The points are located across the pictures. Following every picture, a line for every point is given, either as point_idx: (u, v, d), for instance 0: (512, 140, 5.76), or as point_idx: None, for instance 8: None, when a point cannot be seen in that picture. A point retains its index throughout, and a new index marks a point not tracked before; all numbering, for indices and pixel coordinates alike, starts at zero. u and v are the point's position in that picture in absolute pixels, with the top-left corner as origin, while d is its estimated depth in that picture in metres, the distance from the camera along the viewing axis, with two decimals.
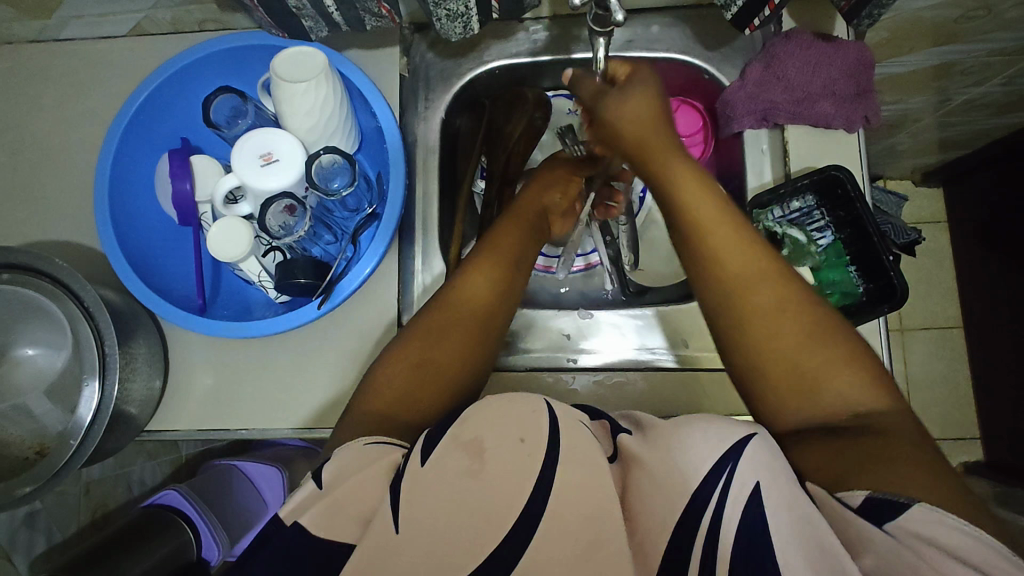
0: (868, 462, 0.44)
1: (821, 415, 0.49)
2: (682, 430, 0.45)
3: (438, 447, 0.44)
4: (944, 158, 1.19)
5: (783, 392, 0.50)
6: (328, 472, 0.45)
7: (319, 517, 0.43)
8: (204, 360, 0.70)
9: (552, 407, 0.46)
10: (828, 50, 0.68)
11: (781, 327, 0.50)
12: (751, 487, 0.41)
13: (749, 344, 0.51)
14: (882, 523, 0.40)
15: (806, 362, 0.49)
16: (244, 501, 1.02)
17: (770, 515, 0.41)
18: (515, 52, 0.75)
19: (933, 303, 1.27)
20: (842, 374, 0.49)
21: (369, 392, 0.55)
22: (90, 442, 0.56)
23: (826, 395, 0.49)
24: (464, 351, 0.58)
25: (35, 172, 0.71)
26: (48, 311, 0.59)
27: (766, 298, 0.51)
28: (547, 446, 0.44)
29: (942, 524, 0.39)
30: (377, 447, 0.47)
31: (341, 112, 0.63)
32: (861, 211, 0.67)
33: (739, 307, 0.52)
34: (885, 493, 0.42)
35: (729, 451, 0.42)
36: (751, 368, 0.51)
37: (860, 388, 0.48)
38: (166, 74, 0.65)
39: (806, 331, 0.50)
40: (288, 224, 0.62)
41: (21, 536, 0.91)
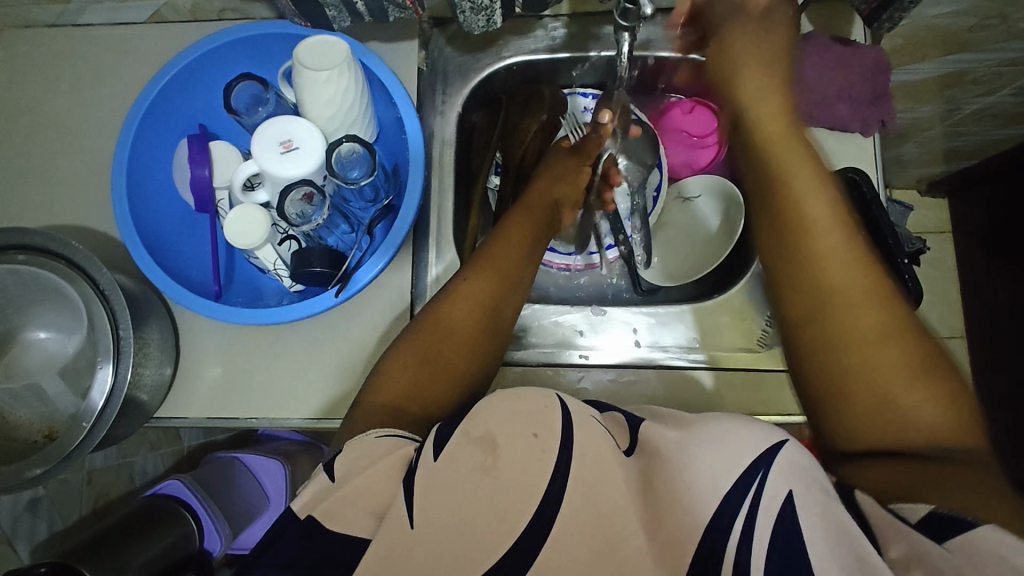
0: (935, 484, 0.41)
1: (892, 438, 0.46)
2: (710, 429, 0.44)
3: (449, 441, 0.44)
4: (950, 168, 1.20)
5: (857, 409, 0.47)
6: (340, 465, 0.45)
7: (330, 509, 0.43)
8: (216, 348, 0.70)
9: (565, 402, 0.46)
10: (846, 53, 0.69)
11: (860, 333, 0.48)
12: (784, 496, 0.40)
13: (823, 343, 0.49)
14: (943, 540, 0.37)
15: (885, 374, 0.46)
16: (245, 493, 1.02)
17: (803, 522, 0.39)
18: (534, 48, 0.75)
19: (936, 313, 1.27)
20: (922, 396, 0.46)
21: (378, 383, 0.55)
22: (103, 425, 0.55)
23: (901, 411, 0.46)
24: (470, 341, 0.58)
25: (50, 155, 0.71)
26: (62, 293, 0.59)
27: (855, 295, 0.48)
28: (560, 442, 0.44)
29: (1000, 540, 0.36)
30: (387, 440, 0.47)
31: (362, 102, 0.63)
32: (876, 214, 0.66)
33: (821, 300, 0.49)
34: (952, 511, 0.38)
35: (761, 458, 0.41)
36: (825, 373, 0.49)
37: (937, 413, 0.45)
38: (188, 60, 0.65)
39: (890, 342, 0.47)
40: (305, 212, 0.62)
41: (23, 522, 0.90)
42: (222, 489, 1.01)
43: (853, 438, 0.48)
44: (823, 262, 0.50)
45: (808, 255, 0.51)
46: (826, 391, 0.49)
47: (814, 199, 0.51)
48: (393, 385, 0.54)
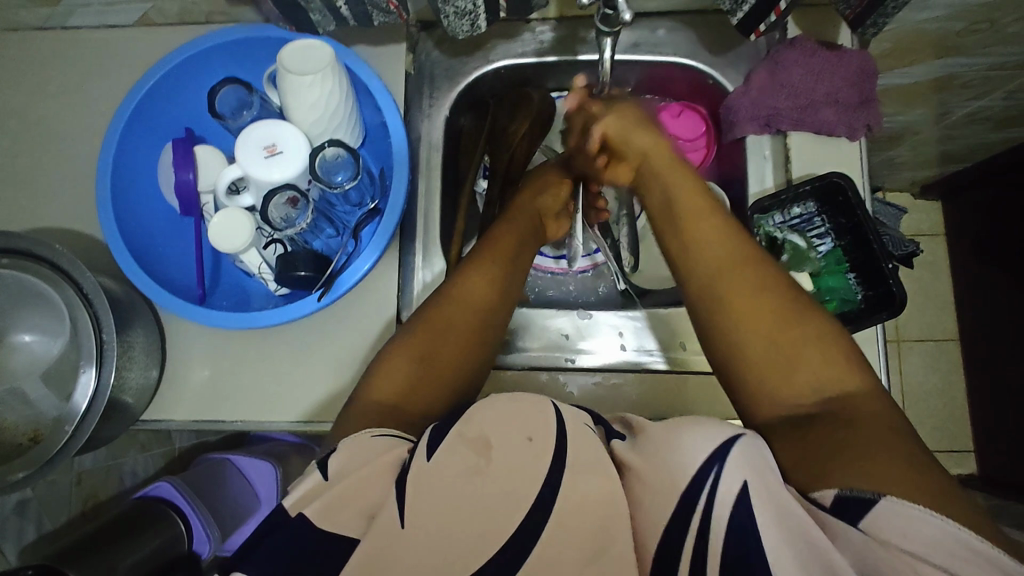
0: (840, 453, 0.44)
1: (800, 395, 0.49)
2: (680, 430, 0.45)
3: (444, 441, 0.44)
4: (943, 171, 1.20)
5: (760, 371, 0.51)
6: (335, 463, 0.44)
7: (323, 508, 0.42)
8: (203, 352, 0.70)
9: (559, 411, 0.47)
10: (831, 58, 0.69)
11: (757, 314, 0.52)
12: (739, 487, 0.41)
13: (724, 330, 0.53)
14: (856, 521, 0.40)
15: (786, 343, 0.50)
16: (235, 494, 1.01)
17: (758, 519, 0.40)
18: (521, 51, 0.75)
19: (929, 316, 1.27)
20: (819, 355, 0.49)
21: (370, 385, 0.55)
22: (86, 427, 0.55)
23: (799, 375, 0.49)
24: (436, 338, 0.57)
25: (36, 158, 0.71)
26: (46, 296, 0.59)
27: (750, 285, 0.53)
28: (556, 450, 0.44)
29: (910, 518, 0.38)
30: (383, 439, 0.46)
31: (346, 106, 0.63)
32: (862, 218, 0.67)
33: (713, 293, 0.54)
34: (854, 490, 0.41)
35: (715, 454, 0.42)
36: (731, 352, 0.52)
37: (836, 374, 0.49)
38: (173, 64, 0.65)
39: (781, 316, 0.51)
40: (290, 216, 0.62)
41: (11, 524, 0.90)
42: (213, 490, 1.00)
43: (770, 400, 0.50)
44: (717, 263, 0.55)
45: (702, 263, 0.56)
46: (731, 366, 0.52)
47: (701, 227, 0.57)
48: (387, 382, 0.55)
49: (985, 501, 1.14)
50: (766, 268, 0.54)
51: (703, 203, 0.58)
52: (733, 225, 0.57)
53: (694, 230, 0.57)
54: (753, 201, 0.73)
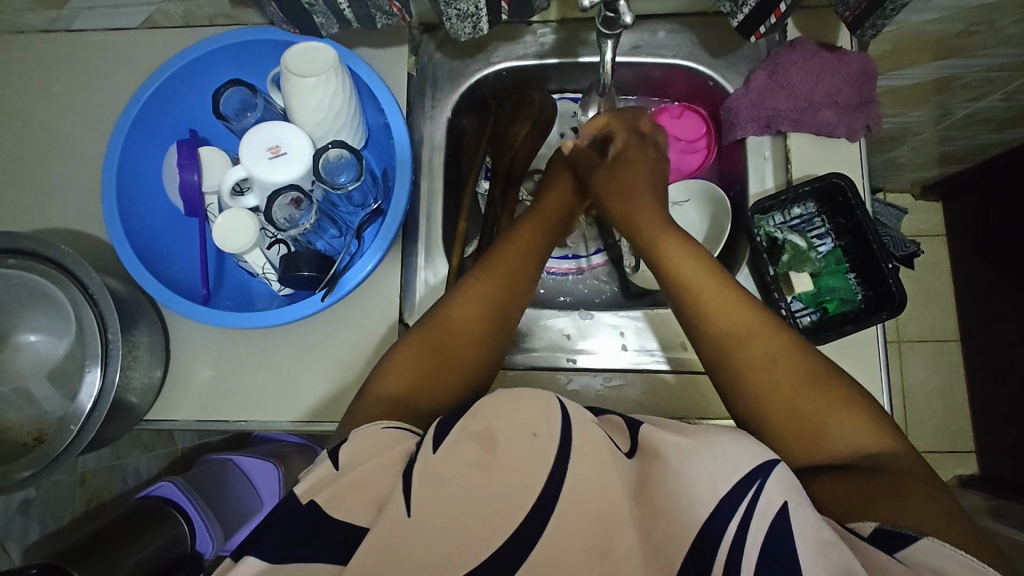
0: (879, 497, 0.45)
1: (830, 456, 0.49)
2: (715, 437, 0.44)
3: (449, 434, 0.44)
4: (943, 172, 1.21)
5: (788, 433, 0.51)
6: (346, 453, 0.45)
7: (335, 496, 0.43)
8: (206, 351, 0.71)
9: (565, 408, 0.46)
10: (830, 59, 0.69)
11: (782, 380, 0.52)
12: (779, 507, 0.41)
13: (750, 396, 0.52)
14: (894, 551, 0.41)
15: (816, 404, 0.50)
16: (240, 495, 1.03)
17: (796, 537, 0.40)
18: (523, 54, 0.76)
19: (930, 317, 1.27)
20: (849, 418, 0.50)
21: (385, 375, 0.56)
22: (91, 426, 0.56)
23: (831, 429, 0.49)
24: (441, 350, 0.57)
25: (41, 160, 0.72)
26: (51, 296, 0.59)
27: (771, 353, 0.53)
28: (558, 446, 0.44)
29: (951, 557, 0.40)
30: (393, 431, 0.47)
31: (349, 108, 0.64)
32: (861, 219, 0.68)
33: (733, 363, 0.54)
34: (897, 527, 0.42)
35: (760, 467, 0.42)
36: (758, 415, 0.52)
37: (868, 432, 0.49)
38: (178, 66, 0.65)
39: (806, 379, 0.51)
40: (293, 216, 0.63)
41: (15, 523, 0.89)
42: (218, 492, 1.01)
43: (799, 456, 0.50)
44: (734, 333, 0.55)
45: (718, 331, 0.56)
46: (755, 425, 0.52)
47: (704, 279, 0.58)
48: (393, 382, 0.55)
49: (986, 502, 1.14)
50: (788, 334, 0.54)
51: (702, 271, 0.59)
52: (741, 290, 0.58)
53: (702, 298, 0.57)
54: (753, 201, 0.73)
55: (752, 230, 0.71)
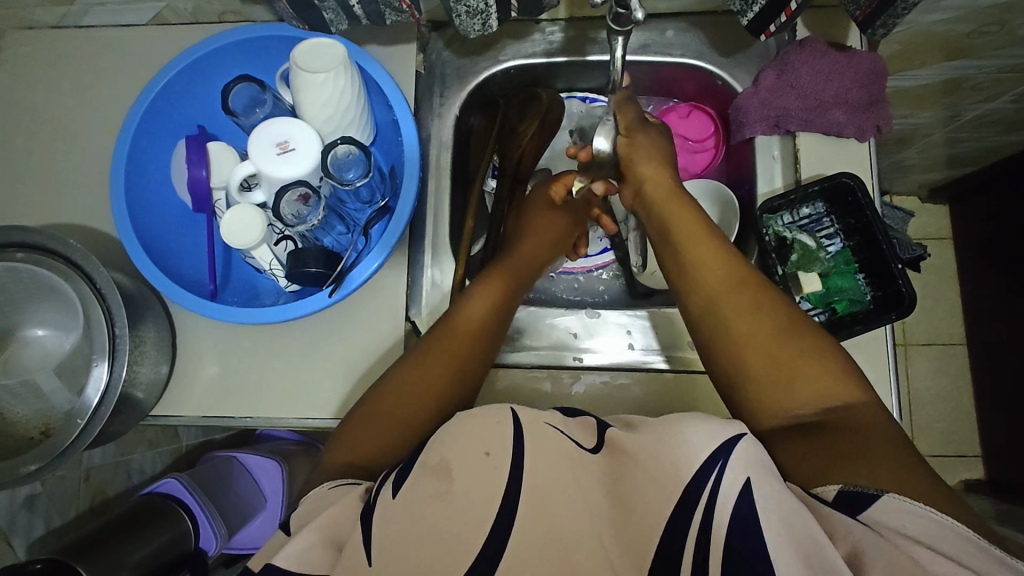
0: (846, 452, 0.48)
1: (799, 406, 0.52)
2: (672, 427, 0.46)
3: (408, 477, 0.46)
4: (951, 175, 1.20)
5: (763, 386, 0.53)
6: (295, 520, 0.49)
7: (290, 552, 0.44)
8: (212, 347, 0.71)
9: (517, 416, 0.48)
10: (841, 59, 0.69)
11: (757, 330, 0.54)
12: (742, 482, 0.43)
13: (725, 345, 0.55)
14: (856, 514, 0.44)
15: (786, 355, 0.53)
16: (242, 492, 1.03)
17: (761, 516, 0.42)
18: (532, 52, 0.76)
19: (937, 320, 1.27)
20: (819, 371, 0.52)
21: (396, 384, 0.59)
22: (97, 422, 0.56)
23: (801, 390, 0.52)
24: (443, 375, 0.60)
25: (50, 154, 0.72)
26: (60, 292, 0.59)
27: (748, 303, 0.56)
28: (511, 456, 0.46)
29: (908, 512, 0.42)
30: (341, 487, 0.50)
31: (358, 104, 0.64)
32: (870, 218, 0.67)
33: (715, 313, 0.56)
34: (856, 486, 0.45)
35: (718, 451, 0.44)
36: (735, 372, 0.54)
37: (831, 382, 0.51)
38: (188, 61, 0.65)
39: (781, 327, 0.54)
40: (301, 213, 0.63)
41: (21, 518, 0.88)
42: (220, 488, 1.01)
43: (767, 416, 0.53)
44: (719, 286, 0.57)
45: (700, 282, 0.59)
46: (732, 380, 0.55)
47: (699, 242, 0.60)
48: (399, 412, 0.58)
49: (993, 506, 1.14)
50: (766, 287, 0.57)
51: (697, 229, 0.61)
52: (728, 247, 0.60)
53: (694, 256, 0.60)
54: (761, 201, 0.73)
55: (762, 229, 0.70)
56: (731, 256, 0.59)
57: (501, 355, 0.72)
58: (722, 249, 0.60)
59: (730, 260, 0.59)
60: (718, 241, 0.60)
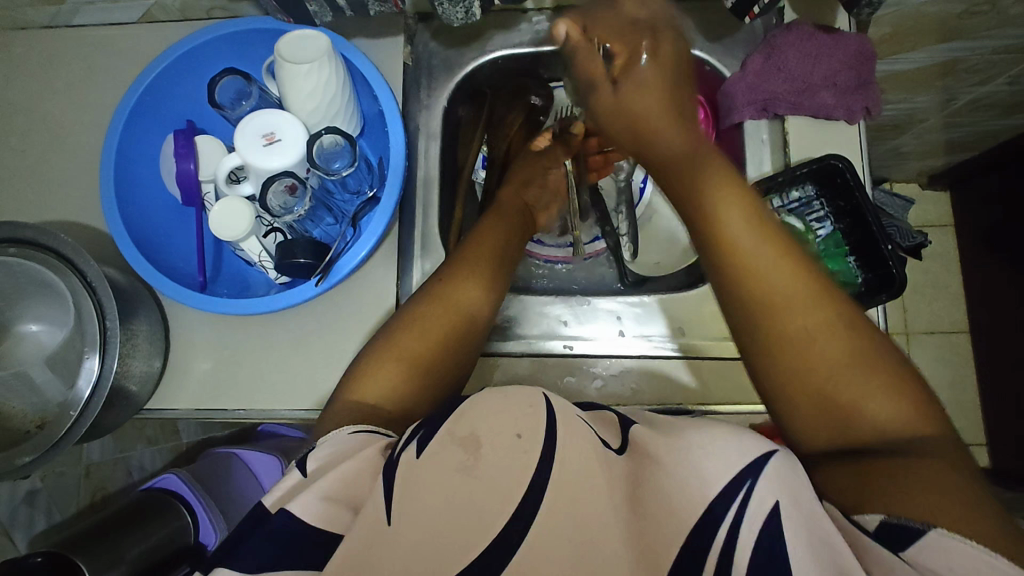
0: (900, 480, 0.42)
1: (859, 444, 0.46)
2: (701, 436, 0.45)
3: (434, 439, 0.46)
4: (950, 160, 1.19)
5: (813, 421, 0.48)
6: (313, 463, 0.48)
7: (303, 505, 0.44)
8: (206, 343, 0.71)
9: (550, 403, 0.47)
10: (827, 42, 0.68)
11: (792, 314, 0.49)
12: (770, 507, 0.41)
13: (778, 350, 0.49)
14: (899, 550, 0.39)
15: (838, 382, 0.47)
16: (241, 487, 0.97)
17: (788, 537, 0.40)
18: (518, 41, 0.76)
19: (939, 307, 1.26)
20: (881, 395, 0.46)
21: (410, 330, 0.59)
22: (89, 414, 0.56)
23: (861, 418, 0.46)
24: (435, 350, 0.58)
25: (41, 154, 0.72)
26: (52, 285, 0.60)
27: (814, 326, 0.48)
28: (542, 445, 0.45)
29: (961, 552, 0.37)
30: (362, 436, 0.50)
31: (343, 94, 0.64)
32: (861, 200, 0.67)
33: (767, 317, 0.49)
34: (900, 519, 0.40)
35: (750, 467, 0.42)
36: (773, 374, 0.49)
37: (901, 410, 0.45)
38: (174, 57, 0.66)
39: (845, 357, 0.47)
40: (288, 203, 0.63)
41: (21, 508, 1.01)
42: (218, 483, 0.97)
43: (816, 435, 0.48)
44: (777, 291, 0.49)
45: (753, 289, 0.50)
46: (778, 393, 0.49)
47: (718, 186, 0.54)
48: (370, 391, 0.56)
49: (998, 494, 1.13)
50: (794, 250, 0.51)
51: (754, 238, 0.51)
52: (782, 239, 0.51)
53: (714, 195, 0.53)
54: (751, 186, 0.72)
55: None
56: (756, 204, 0.53)
57: (495, 343, 0.72)
58: (744, 195, 0.53)
59: (755, 209, 0.53)
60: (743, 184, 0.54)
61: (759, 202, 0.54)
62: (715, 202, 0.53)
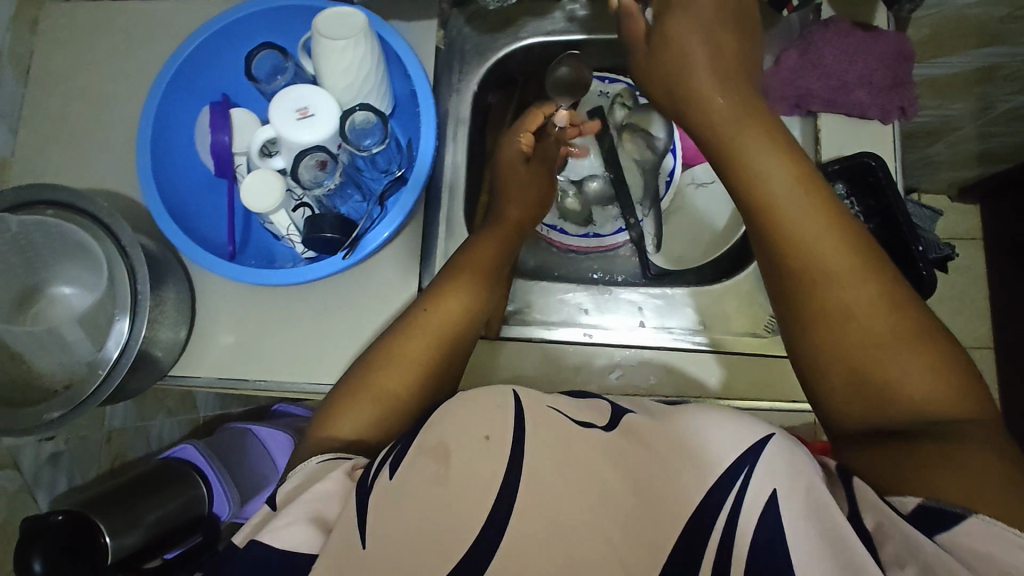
0: (935, 465, 0.42)
1: (888, 414, 0.46)
2: (697, 416, 0.45)
3: (404, 458, 0.46)
4: (981, 173, 1.17)
5: (843, 390, 0.48)
6: (281, 496, 0.49)
7: (272, 532, 0.45)
8: (230, 314, 0.72)
9: (520, 399, 0.46)
10: (866, 39, 0.68)
11: (841, 287, 0.49)
12: (768, 494, 0.41)
13: (819, 321, 0.49)
14: (935, 534, 0.39)
15: (873, 351, 0.47)
16: (256, 465, 1.00)
17: (787, 521, 0.41)
18: (552, 29, 0.76)
19: (962, 321, 1.24)
20: (917, 371, 0.46)
21: (386, 354, 0.59)
22: (117, 373, 0.58)
23: (899, 396, 0.46)
24: (416, 380, 0.59)
25: (80, 123, 0.74)
26: (87, 249, 0.61)
27: (861, 299, 0.48)
28: (512, 441, 0.45)
29: (1004, 540, 0.37)
30: (328, 463, 0.51)
31: (377, 73, 0.65)
32: (893, 200, 0.66)
33: (809, 287, 0.50)
34: (938, 502, 0.40)
35: (746, 454, 0.42)
36: (812, 346, 0.49)
37: (943, 390, 0.45)
38: (214, 29, 0.67)
39: (888, 330, 0.47)
40: (318, 177, 0.65)
41: (44, 473, 0.95)
42: (235, 456, 0.99)
43: (851, 414, 0.47)
44: (823, 262, 0.50)
45: (801, 260, 0.50)
46: (816, 366, 0.49)
47: (763, 152, 0.54)
48: (347, 422, 0.56)
49: None
50: (844, 221, 0.51)
51: (801, 205, 0.51)
52: (834, 211, 0.51)
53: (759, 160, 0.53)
54: None
55: None
56: (805, 173, 0.53)
57: (510, 330, 0.71)
58: (792, 161, 0.53)
59: (802, 177, 0.53)
60: (790, 154, 0.54)
61: (808, 170, 0.54)
62: (761, 170, 0.53)
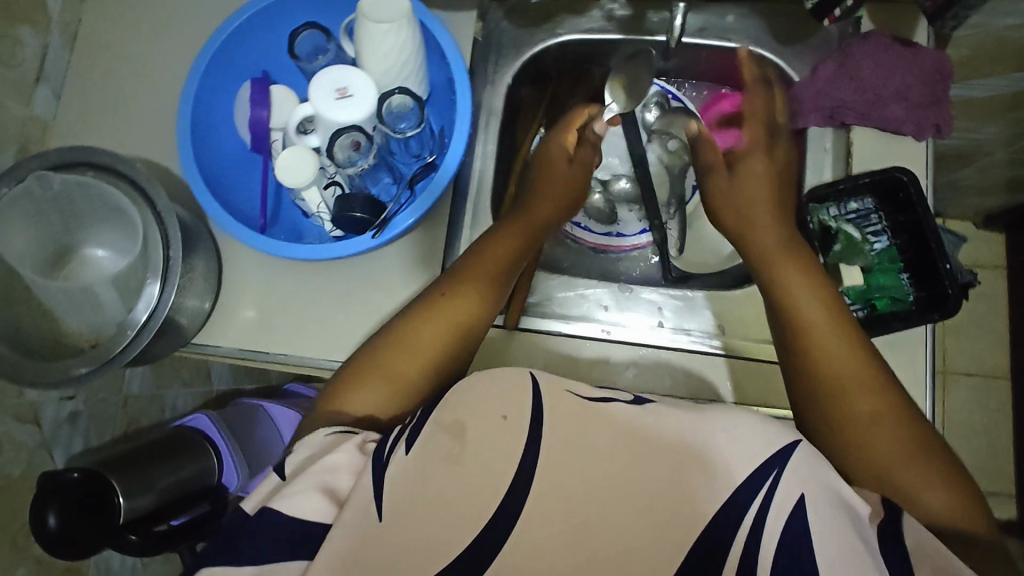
0: None
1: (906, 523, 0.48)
2: (725, 416, 0.45)
3: (421, 432, 0.46)
4: (1008, 201, 1.15)
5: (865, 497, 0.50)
6: (289, 466, 0.49)
7: (284, 502, 0.46)
8: (256, 287, 0.73)
9: (536, 382, 0.47)
10: (905, 54, 0.68)
11: (864, 400, 0.52)
12: (796, 499, 0.42)
13: (845, 426, 0.52)
14: None
15: (895, 462, 0.50)
16: (264, 438, 1.00)
17: (815, 532, 0.41)
18: (589, 27, 0.77)
19: (979, 349, 1.22)
20: (932, 487, 0.49)
21: (408, 333, 0.60)
22: (145, 335, 0.59)
23: (919, 507, 0.48)
24: (431, 360, 0.59)
25: (122, 92, 0.76)
26: (124, 212, 0.63)
27: (883, 410, 0.52)
28: (530, 423, 0.45)
29: None
30: (338, 435, 0.51)
31: (418, 59, 0.66)
32: (922, 216, 0.66)
33: (836, 395, 0.53)
34: None
35: (777, 457, 0.43)
36: (835, 450, 0.52)
37: (956, 503, 0.48)
38: (261, 7, 0.69)
39: (904, 442, 0.50)
40: (351, 157, 0.67)
41: (65, 430, 0.92)
42: (244, 431, 1.00)
43: None
44: (849, 374, 0.54)
45: (826, 371, 0.54)
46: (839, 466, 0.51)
47: (790, 269, 0.61)
48: (362, 400, 0.57)
49: None
50: (864, 340, 0.56)
51: (829, 318, 0.57)
52: (855, 329, 0.57)
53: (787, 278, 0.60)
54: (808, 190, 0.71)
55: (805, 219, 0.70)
56: (828, 292, 0.59)
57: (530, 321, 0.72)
58: (817, 279, 0.60)
59: (825, 293, 0.59)
60: (813, 271, 0.61)
61: (832, 291, 0.60)
62: (792, 287, 0.60)
